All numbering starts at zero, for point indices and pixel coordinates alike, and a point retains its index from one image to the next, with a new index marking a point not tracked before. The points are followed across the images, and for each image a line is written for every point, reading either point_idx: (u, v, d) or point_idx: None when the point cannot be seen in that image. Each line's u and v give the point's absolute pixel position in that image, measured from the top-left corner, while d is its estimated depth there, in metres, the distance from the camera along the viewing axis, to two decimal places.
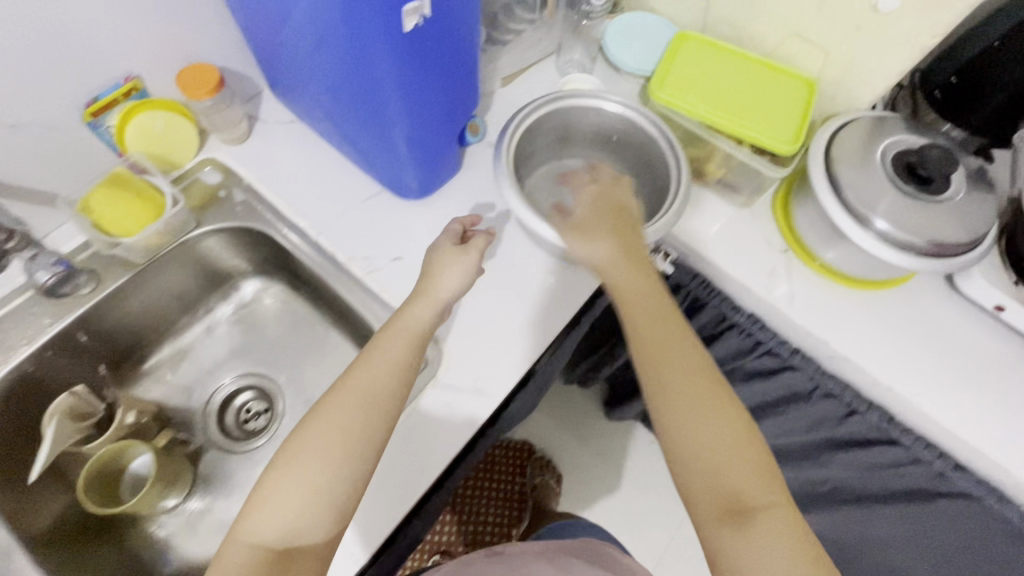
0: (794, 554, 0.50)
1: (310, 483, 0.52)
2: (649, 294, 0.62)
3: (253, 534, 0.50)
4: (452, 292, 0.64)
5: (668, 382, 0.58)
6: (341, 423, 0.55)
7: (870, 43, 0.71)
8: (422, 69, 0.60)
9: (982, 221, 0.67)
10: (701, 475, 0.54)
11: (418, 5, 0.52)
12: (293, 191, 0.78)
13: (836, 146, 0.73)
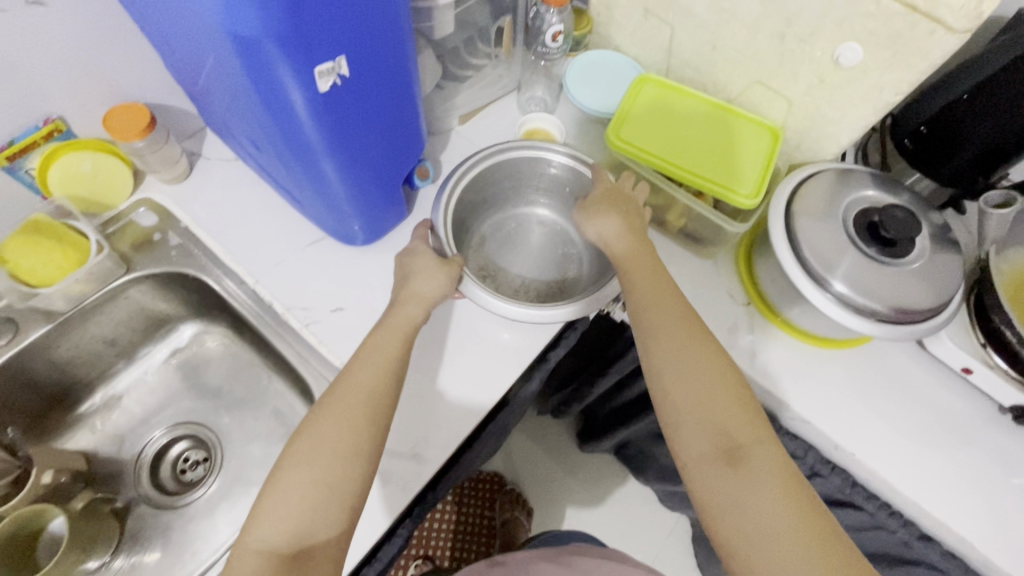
0: (781, 496, 0.52)
1: (313, 480, 0.52)
2: (654, 273, 0.66)
3: (258, 544, 0.50)
4: (438, 294, 0.65)
5: (665, 355, 0.60)
6: (342, 417, 0.55)
7: (832, 96, 0.68)
8: (350, 126, 0.58)
9: (943, 285, 0.64)
10: (693, 422, 0.56)
11: (333, 65, 0.51)
12: (232, 235, 0.74)
13: (798, 203, 0.70)
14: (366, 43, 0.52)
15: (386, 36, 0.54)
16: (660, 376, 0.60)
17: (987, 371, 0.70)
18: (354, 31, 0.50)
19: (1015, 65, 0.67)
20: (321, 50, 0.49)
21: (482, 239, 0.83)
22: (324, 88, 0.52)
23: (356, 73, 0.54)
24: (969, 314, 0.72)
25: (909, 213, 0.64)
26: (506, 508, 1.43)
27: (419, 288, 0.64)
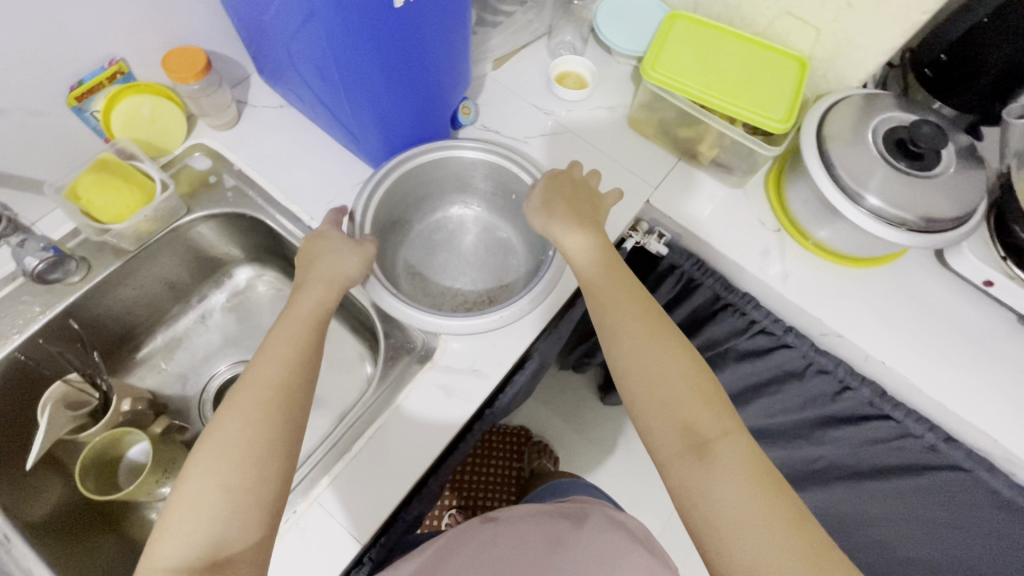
0: (753, 485, 0.53)
1: (224, 489, 0.50)
2: (597, 273, 0.67)
3: (167, 560, 0.47)
4: (349, 276, 0.64)
5: (622, 358, 0.62)
6: (248, 420, 0.52)
7: (862, 20, 0.71)
8: (412, 49, 0.60)
9: (969, 196, 0.68)
10: (663, 417, 0.58)
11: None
12: (283, 175, 0.77)
13: (830, 125, 0.73)
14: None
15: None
16: (628, 373, 0.61)
17: (1009, 281, 0.74)
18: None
19: None
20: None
21: (417, 243, 0.84)
22: (399, 3, 0.54)
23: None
24: (989, 229, 0.76)
25: (936, 126, 0.68)
26: (534, 458, 1.46)
27: (332, 271, 0.64)
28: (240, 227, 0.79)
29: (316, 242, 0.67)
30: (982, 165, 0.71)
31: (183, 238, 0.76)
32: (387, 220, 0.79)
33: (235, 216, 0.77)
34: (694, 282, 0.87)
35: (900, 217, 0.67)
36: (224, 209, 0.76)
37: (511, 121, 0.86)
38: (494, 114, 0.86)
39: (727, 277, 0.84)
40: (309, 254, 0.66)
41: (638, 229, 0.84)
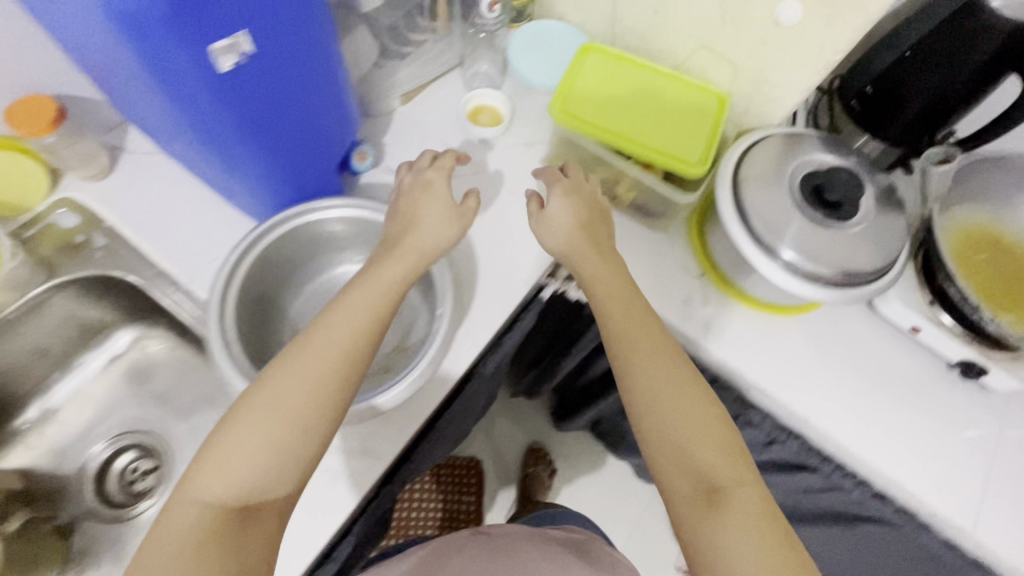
0: (766, 535, 0.50)
1: (268, 438, 0.48)
2: (622, 283, 0.65)
3: (201, 493, 0.46)
4: (440, 245, 0.61)
5: (643, 378, 0.59)
6: (306, 379, 0.50)
7: (776, 58, 0.67)
8: (264, 109, 0.53)
9: (887, 246, 0.64)
10: (675, 461, 0.55)
11: (234, 42, 0.45)
12: (160, 231, 0.69)
13: (746, 170, 0.69)
14: (273, 17, 0.47)
15: (297, 8, 0.49)
16: (640, 401, 0.59)
17: (935, 329, 0.71)
18: (258, 4, 0.45)
19: (954, 18, 0.66)
20: (216, 26, 0.43)
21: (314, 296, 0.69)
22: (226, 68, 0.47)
23: (264, 50, 0.48)
24: (918, 274, 0.72)
25: (852, 176, 0.65)
26: (529, 463, 1.47)
27: (415, 240, 0.60)
28: (113, 293, 0.73)
29: (414, 200, 0.63)
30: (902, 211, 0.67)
31: (45, 309, 0.69)
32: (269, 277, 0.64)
33: (104, 280, 0.71)
34: None
35: (823, 270, 0.63)
36: (87, 273, 0.70)
37: None
38: (400, 155, 0.80)
39: None
40: (405, 212, 0.63)
41: (557, 275, 0.80)
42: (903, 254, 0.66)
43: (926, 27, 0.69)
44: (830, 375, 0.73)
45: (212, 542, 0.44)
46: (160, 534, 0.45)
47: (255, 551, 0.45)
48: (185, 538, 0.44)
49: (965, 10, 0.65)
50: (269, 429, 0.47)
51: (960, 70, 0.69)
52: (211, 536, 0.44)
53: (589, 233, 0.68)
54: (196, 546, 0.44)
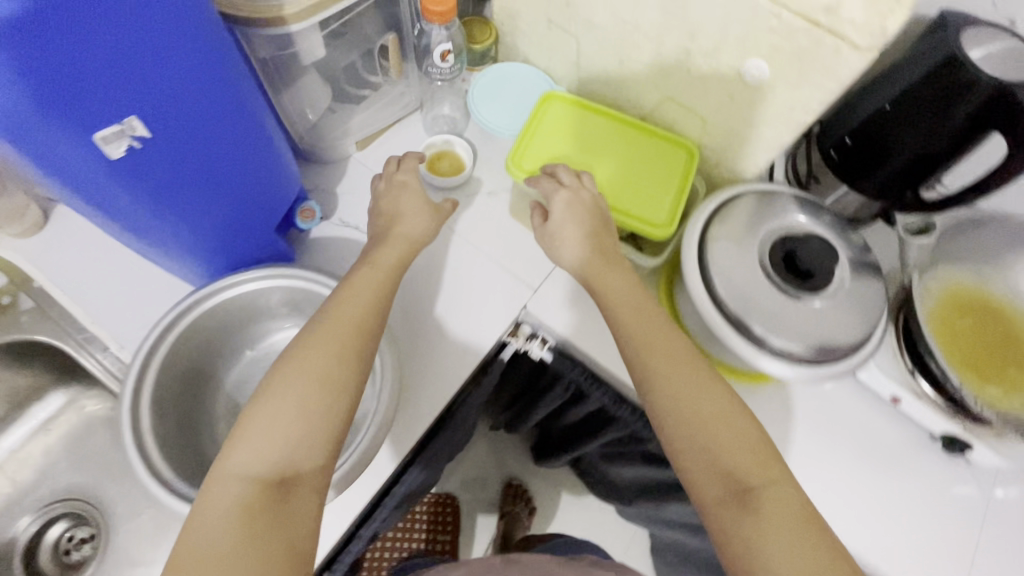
0: (805, 533, 0.46)
1: (300, 410, 0.48)
2: (631, 291, 0.61)
3: (239, 470, 0.46)
4: (420, 237, 0.65)
5: (659, 374, 0.54)
6: (326, 350, 0.51)
7: (745, 115, 0.63)
8: (177, 187, 0.50)
9: (860, 321, 0.60)
10: (701, 460, 0.50)
11: (121, 128, 0.42)
12: (89, 292, 0.65)
13: (717, 232, 0.65)
14: (171, 100, 0.43)
15: (203, 87, 0.45)
16: (658, 395, 0.54)
17: (915, 399, 0.67)
18: (145, 88, 0.41)
19: (937, 72, 0.62)
20: (95, 113, 0.40)
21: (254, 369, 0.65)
22: (118, 153, 0.43)
23: (164, 133, 0.45)
24: (899, 337, 0.69)
25: (825, 244, 0.61)
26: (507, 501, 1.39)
27: (399, 232, 0.64)
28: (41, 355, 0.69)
29: (394, 200, 0.67)
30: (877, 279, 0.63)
31: None
32: (201, 350, 0.59)
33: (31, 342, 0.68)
34: (584, 392, 0.77)
35: (794, 347, 0.59)
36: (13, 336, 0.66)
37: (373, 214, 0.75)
38: (354, 205, 0.75)
39: (618, 389, 0.74)
40: (385, 212, 0.67)
41: (519, 333, 0.75)
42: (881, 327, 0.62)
43: (906, 82, 0.65)
44: (804, 447, 0.69)
45: (253, 518, 0.43)
46: (203, 514, 0.44)
47: (297, 526, 0.44)
48: (226, 517, 0.43)
49: (948, 65, 0.61)
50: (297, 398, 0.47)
51: (943, 126, 0.64)
52: (251, 512, 0.44)
53: (595, 257, 0.62)
54: (238, 524, 0.43)
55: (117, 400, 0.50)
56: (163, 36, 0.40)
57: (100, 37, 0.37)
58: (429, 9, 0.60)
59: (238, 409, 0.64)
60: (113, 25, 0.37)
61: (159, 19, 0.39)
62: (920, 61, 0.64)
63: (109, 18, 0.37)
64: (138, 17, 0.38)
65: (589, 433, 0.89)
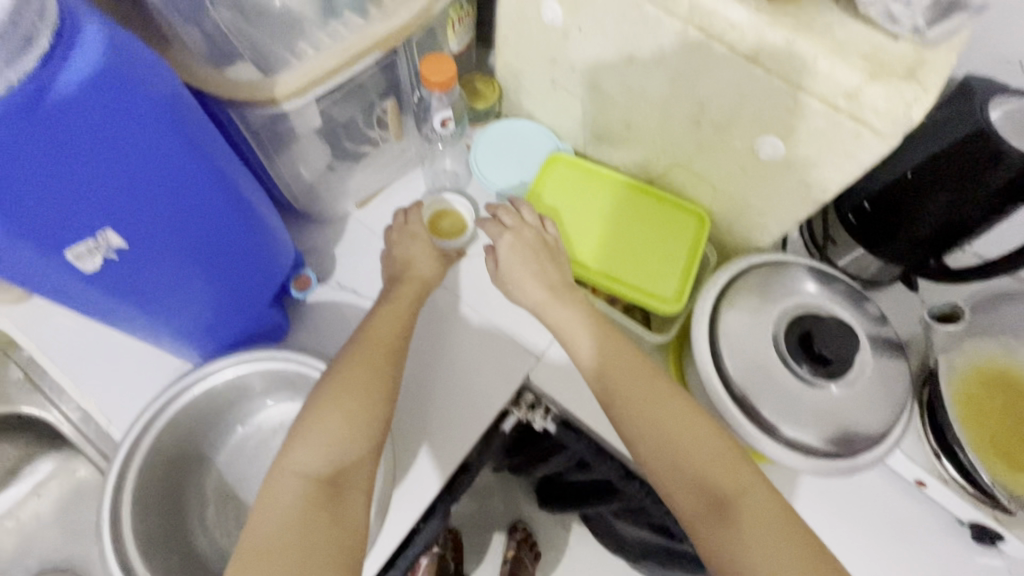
0: (783, 533, 0.47)
1: (347, 414, 0.51)
2: (594, 324, 0.61)
3: (298, 469, 0.49)
4: (428, 277, 0.67)
5: (627, 400, 0.55)
6: (366, 361, 0.55)
7: (757, 188, 0.60)
8: (161, 287, 0.47)
9: (876, 412, 0.58)
10: (675, 478, 0.51)
11: (95, 243, 0.40)
12: (76, 362, 0.63)
13: (728, 308, 0.63)
14: (149, 209, 0.41)
15: (189, 186, 0.42)
16: (631, 419, 0.55)
17: (942, 485, 0.63)
18: (118, 204, 0.39)
19: (960, 145, 0.59)
20: (64, 234, 0.38)
21: (246, 448, 0.63)
22: (93, 267, 0.41)
23: (141, 241, 0.42)
24: (922, 416, 0.65)
25: (842, 325, 0.59)
26: (513, 547, 1.23)
27: (413, 275, 0.66)
28: None
29: (405, 248, 0.68)
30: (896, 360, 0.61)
31: None
32: (185, 431, 0.58)
33: None
34: (589, 463, 0.74)
35: (806, 436, 0.57)
36: None
37: (371, 277, 0.72)
38: (352, 267, 0.73)
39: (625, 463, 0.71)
40: (399, 261, 0.67)
41: (522, 402, 0.72)
42: (904, 417, 0.59)
43: (927, 152, 0.62)
44: (824, 532, 0.65)
45: (312, 512, 0.46)
46: (267, 510, 0.47)
47: (347, 524, 0.47)
48: (288, 510, 0.46)
49: (974, 138, 0.58)
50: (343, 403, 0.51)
51: (967, 199, 0.61)
52: (310, 506, 0.46)
53: (590, 336, 0.60)
54: (299, 518, 0.46)
55: (105, 476, 0.51)
56: (133, 150, 0.37)
57: (74, 154, 0.35)
58: (429, 79, 0.60)
59: (228, 489, 0.62)
60: (73, 149, 0.35)
61: (126, 135, 0.36)
62: (948, 130, 0.60)
63: (67, 143, 0.34)
64: (102, 137, 0.35)
65: (594, 496, 0.85)
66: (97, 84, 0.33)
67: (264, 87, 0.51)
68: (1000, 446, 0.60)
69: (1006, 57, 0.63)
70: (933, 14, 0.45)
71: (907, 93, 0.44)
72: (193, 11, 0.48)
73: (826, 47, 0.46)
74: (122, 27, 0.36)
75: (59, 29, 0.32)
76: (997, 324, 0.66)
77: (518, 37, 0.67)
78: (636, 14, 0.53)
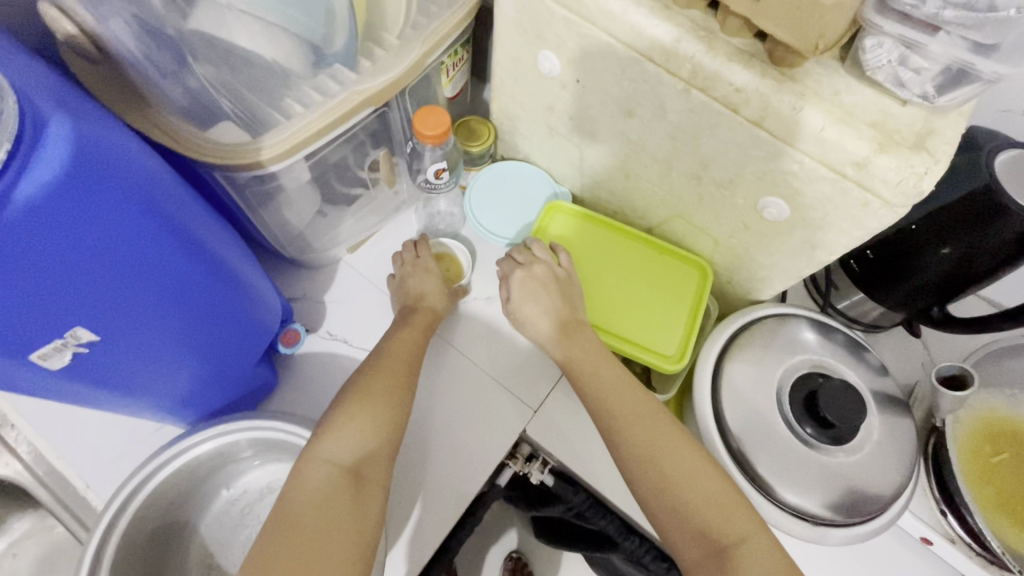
0: None
1: (370, 412, 0.53)
2: (595, 372, 0.59)
3: (326, 456, 0.50)
4: (437, 310, 0.66)
5: (632, 431, 0.55)
6: (386, 366, 0.57)
7: (760, 244, 0.58)
8: (139, 367, 0.45)
9: (882, 474, 0.56)
10: (677, 525, 0.50)
11: (63, 341, 0.38)
12: (50, 422, 0.60)
13: (730, 364, 0.61)
14: (129, 291, 0.39)
15: (166, 266, 0.41)
16: (634, 452, 0.54)
17: (950, 544, 0.62)
18: (98, 288, 0.37)
19: (965, 201, 0.58)
20: (35, 334, 0.36)
21: (231, 513, 0.60)
22: (60, 363, 0.40)
23: (115, 328, 0.40)
24: (927, 470, 0.64)
25: (844, 385, 0.56)
26: None
27: (425, 307, 0.65)
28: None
29: (419, 281, 0.67)
30: (901, 418, 0.59)
31: None
32: (166, 501, 0.55)
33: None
34: (587, 516, 0.72)
35: (812, 501, 0.56)
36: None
37: (362, 327, 0.70)
38: (343, 315, 0.71)
39: (625, 518, 0.69)
40: (411, 291, 0.66)
41: (518, 454, 0.70)
42: (912, 478, 0.57)
43: (930, 206, 0.60)
44: None
45: (337, 501, 0.48)
46: (295, 494, 0.49)
47: (367, 517, 0.49)
48: (314, 494, 0.48)
49: (979, 194, 0.57)
50: (366, 404, 0.53)
51: (972, 254, 0.59)
52: (335, 496, 0.48)
53: (588, 393, 0.58)
54: (323, 508, 0.48)
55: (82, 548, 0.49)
56: (108, 240, 0.36)
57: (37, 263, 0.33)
58: (424, 132, 0.58)
59: (213, 557, 0.59)
60: (36, 255, 0.33)
61: (94, 233, 0.35)
62: (952, 185, 0.59)
63: (34, 246, 0.32)
64: (73, 232, 0.34)
65: (591, 542, 0.84)
66: (66, 183, 0.32)
67: (249, 154, 0.50)
68: (1008, 503, 0.59)
69: (1009, 108, 0.62)
70: (943, 81, 0.44)
71: (916, 164, 0.43)
72: (177, 69, 0.46)
73: (833, 114, 0.45)
74: (90, 116, 0.34)
75: (21, 132, 0.30)
76: (1004, 376, 0.64)
77: (514, 83, 0.65)
78: (636, 70, 0.51)
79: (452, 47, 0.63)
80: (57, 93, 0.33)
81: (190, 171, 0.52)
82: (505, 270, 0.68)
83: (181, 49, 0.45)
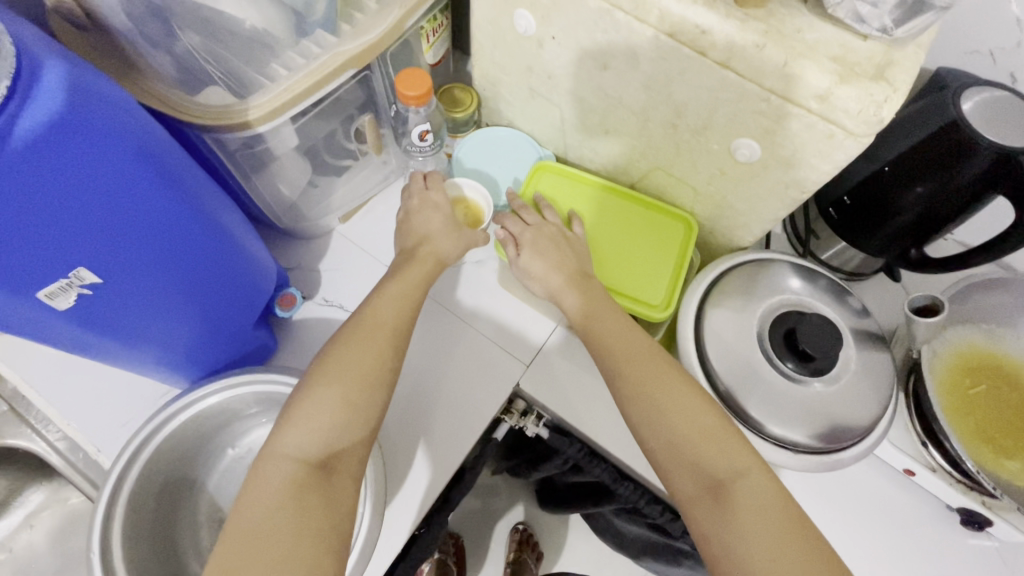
0: (769, 505, 0.49)
1: (342, 401, 0.51)
2: (600, 315, 0.61)
3: (290, 450, 0.49)
4: (447, 253, 0.65)
5: (626, 365, 0.57)
6: (365, 347, 0.54)
7: (736, 189, 0.60)
8: (138, 317, 0.47)
9: (861, 407, 0.59)
10: (665, 450, 0.52)
11: (69, 281, 0.40)
12: (61, 390, 0.62)
13: (713, 308, 0.63)
14: (116, 244, 0.40)
15: (150, 223, 0.41)
16: (632, 386, 0.56)
17: (931, 473, 0.64)
18: (88, 237, 0.39)
19: (935, 139, 0.59)
20: (38, 274, 0.38)
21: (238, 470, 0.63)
22: (66, 303, 0.42)
23: (115, 275, 0.42)
24: (908, 405, 0.66)
25: (825, 322, 0.58)
26: (513, 549, 1.22)
27: (428, 250, 0.63)
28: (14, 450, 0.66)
29: (425, 219, 0.66)
30: (879, 351, 0.62)
31: None
32: (173, 457, 0.58)
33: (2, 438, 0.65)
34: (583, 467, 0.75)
35: (797, 432, 0.58)
36: None
37: (357, 293, 0.72)
38: (338, 281, 0.73)
39: (619, 466, 0.71)
40: (416, 232, 0.66)
41: (514, 409, 0.72)
42: (891, 408, 0.60)
43: (901, 147, 0.62)
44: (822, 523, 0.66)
45: (304, 497, 0.47)
46: (257, 490, 0.47)
47: (336, 508, 0.48)
48: (278, 491, 0.47)
49: (948, 133, 0.58)
50: (338, 394, 0.51)
51: (946, 193, 0.61)
52: (301, 490, 0.47)
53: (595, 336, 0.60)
54: (289, 504, 0.46)
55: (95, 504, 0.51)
56: (97, 185, 0.37)
57: (33, 204, 0.35)
58: (404, 94, 0.60)
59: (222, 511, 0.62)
60: (34, 194, 0.35)
61: (88, 175, 0.36)
62: (922, 125, 0.61)
63: (26, 187, 0.34)
64: (61, 178, 0.35)
65: (589, 496, 0.87)
66: (60, 123, 0.34)
67: (236, 115, 0.51)
68: (982, 428, 0.61)
69: (976, 49, 0.64)
70: (900, 14, 0.45)
71: (876, 93, 0.45)
72: (164, 37, 0.48)
73: (795, 50, 0.46)
74: (84, 65, 0.36)
75: (19, 72, 0.32)
76: (978, 311, 0.67)
77: (493, 47, 0.67)
78: (608, 21, 0.53)
79: (431, 12, 0.64)
80: (54, 43, 0.36)
81: (184, 138, 0.54)
82: (513, 230, 0.67)
83: (169, 19, 0.47)
